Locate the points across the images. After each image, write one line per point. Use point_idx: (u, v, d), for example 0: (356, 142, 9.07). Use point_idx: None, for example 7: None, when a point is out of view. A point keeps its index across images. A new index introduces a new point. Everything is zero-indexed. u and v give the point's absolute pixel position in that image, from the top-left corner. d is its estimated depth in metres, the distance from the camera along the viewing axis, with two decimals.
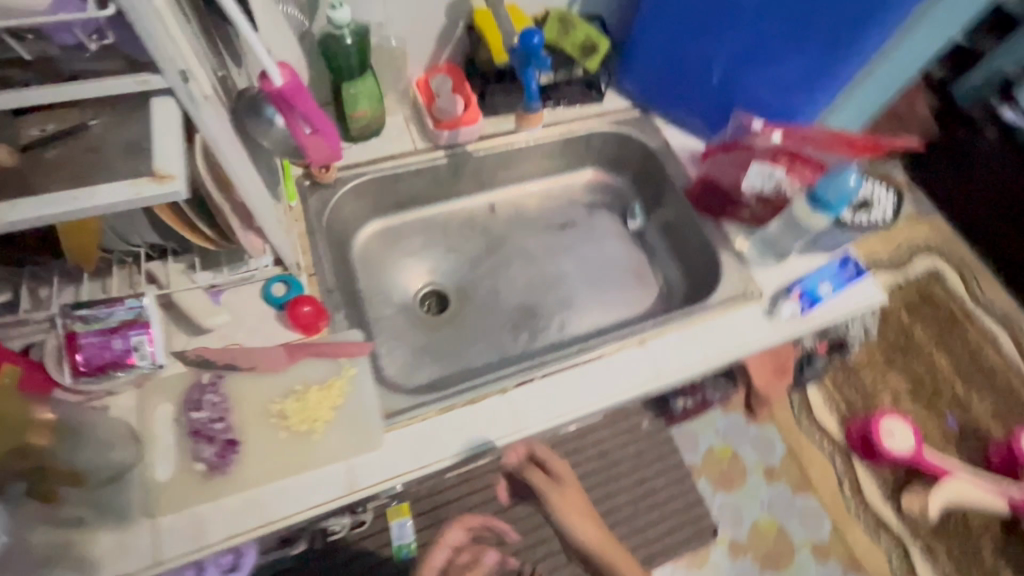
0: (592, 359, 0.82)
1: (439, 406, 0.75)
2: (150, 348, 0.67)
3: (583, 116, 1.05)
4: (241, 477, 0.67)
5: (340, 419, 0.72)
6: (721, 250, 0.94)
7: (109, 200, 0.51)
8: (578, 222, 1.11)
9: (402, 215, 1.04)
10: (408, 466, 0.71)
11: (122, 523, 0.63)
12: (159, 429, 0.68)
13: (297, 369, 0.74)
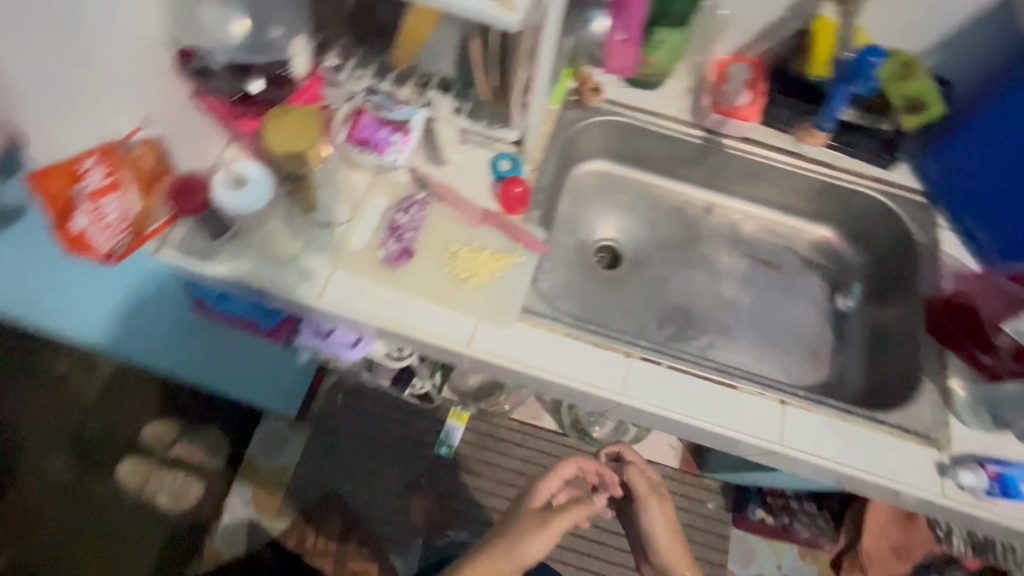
0: (723, 386, 0.78)
1: (571, 330, 0.79)
2: (401, 149, 0.81)
3: (861, 172, 0.94)
4: (402, 281, 0.79)
5: (490, 286, 0.80)
6: (927, 377, 0.81)
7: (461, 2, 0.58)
8: (784, 269, 1.03)
9: (630, 170, 1.06)
10: (517, 357, 0.77)
11: (315, 254, 0.79)
12: (365, 209, 0.82)
13: (480, 230, 0.83)
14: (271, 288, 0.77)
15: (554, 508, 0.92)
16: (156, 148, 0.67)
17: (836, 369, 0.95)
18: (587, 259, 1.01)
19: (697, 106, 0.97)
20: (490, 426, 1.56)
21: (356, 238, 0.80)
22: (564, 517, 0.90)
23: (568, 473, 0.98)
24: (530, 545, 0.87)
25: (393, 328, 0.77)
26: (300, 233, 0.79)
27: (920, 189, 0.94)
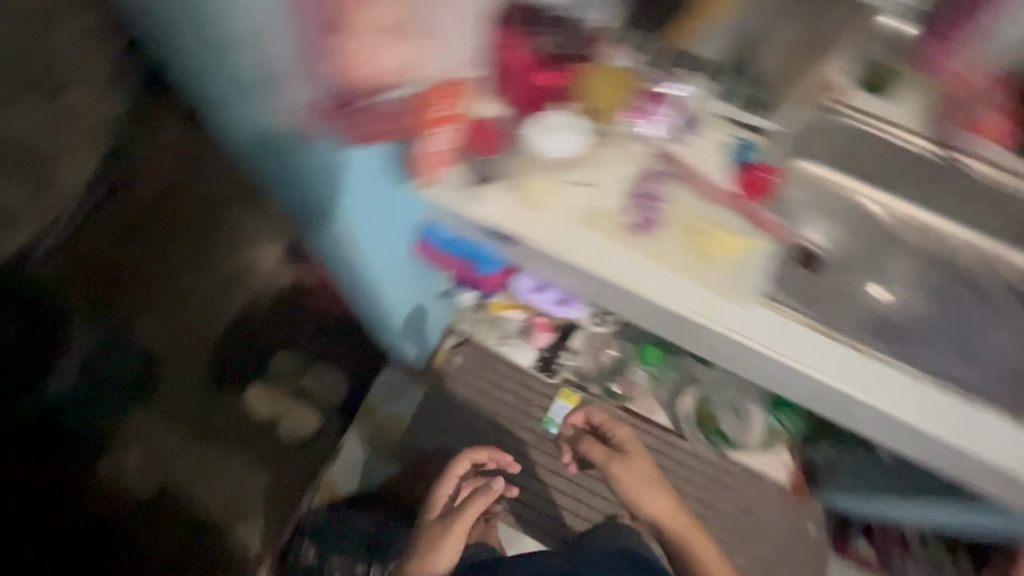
0: (946, 397, 0.79)
1: (802, 319, 0.81)
2: (662, 122, 0.85)
3: None
4: (644, 248, 0.82)
5: (735, 267, 0.82)
6: None
7: None
8: (989, 298, 1.00)
9: (841, 176, 1.03)
10: (751, 335, 0.80)
11: (569, 209, 0.82)
12: (614, 172, 0.84)
13: (723, 211, 0.85)
14: (528, 235, 0.81)
15: (457, 513, 1.27)
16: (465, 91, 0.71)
17: None
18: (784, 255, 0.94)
19: (940, 121, 0.93)
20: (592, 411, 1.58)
21: (606, 202, 0.83)
22: (463, 520, 1.25)
23: (459, 472, 1.39)
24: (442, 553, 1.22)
25: (627, 286, 0.81)
26: (558, 187, 0.82)
27: None
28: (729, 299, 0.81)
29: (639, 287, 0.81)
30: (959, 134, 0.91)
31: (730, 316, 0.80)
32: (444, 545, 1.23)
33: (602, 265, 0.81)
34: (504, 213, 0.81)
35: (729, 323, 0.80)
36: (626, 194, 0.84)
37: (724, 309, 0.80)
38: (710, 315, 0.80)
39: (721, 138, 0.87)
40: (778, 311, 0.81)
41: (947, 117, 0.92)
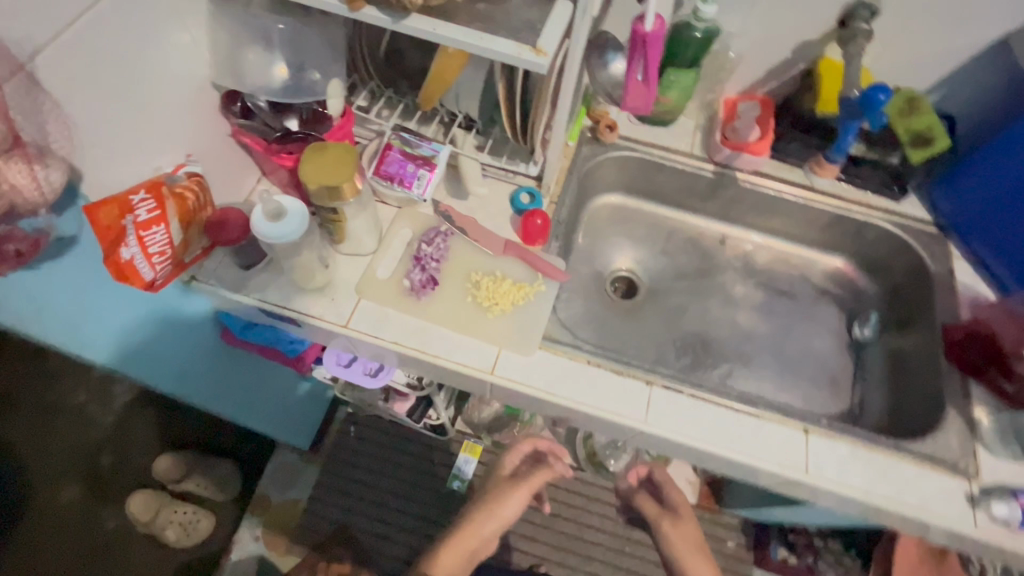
0: (745, 415, 0.78)
1: (592, 359, 0.79)
2: (427, 183, 0.84)
3: (870, 205, 0.97)
4: (423, 308, 0.81)
5: (515, 313, 0.81)
6: (953, 406, 0.80)
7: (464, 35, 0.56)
8: (801, 299, 1.04)
9: (642, 203, 1.09)
10: (542, 385, 0.77)
11: (345, 281, 0.82)
12: (394, 238, 0.86)
13: (504, 260, 0.86)
14: (302, 316, 0.79)
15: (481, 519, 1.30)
16: (201, 182, 0.71)
17: (858, 401, 0.94)
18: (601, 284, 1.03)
19: (710, 142, 1.01)
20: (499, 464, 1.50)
21: (384, 268, 0.83)
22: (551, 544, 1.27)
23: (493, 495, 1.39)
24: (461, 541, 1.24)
25: (404, 352, 0.79)
26: (331, 261, 0.82)
27: (933, 224, 0.95)
28: (511, 347, 0.79)
29: (417, 351, 0.78)
30: (729, 153, 0.97)
31: (513, 365, 0.79)
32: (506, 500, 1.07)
33: (379, 333, 0.79)
34: (276, 297, 0.79)
35: (512, 374, 0.78)
36: (405, 257, 0.85)
37: (506, 359, 0.79)
38: (491, 368, 0.78)
39: (497, 190, 0.91)
40: (562, 353, 0.80)
41: (713, 139, 0.99)
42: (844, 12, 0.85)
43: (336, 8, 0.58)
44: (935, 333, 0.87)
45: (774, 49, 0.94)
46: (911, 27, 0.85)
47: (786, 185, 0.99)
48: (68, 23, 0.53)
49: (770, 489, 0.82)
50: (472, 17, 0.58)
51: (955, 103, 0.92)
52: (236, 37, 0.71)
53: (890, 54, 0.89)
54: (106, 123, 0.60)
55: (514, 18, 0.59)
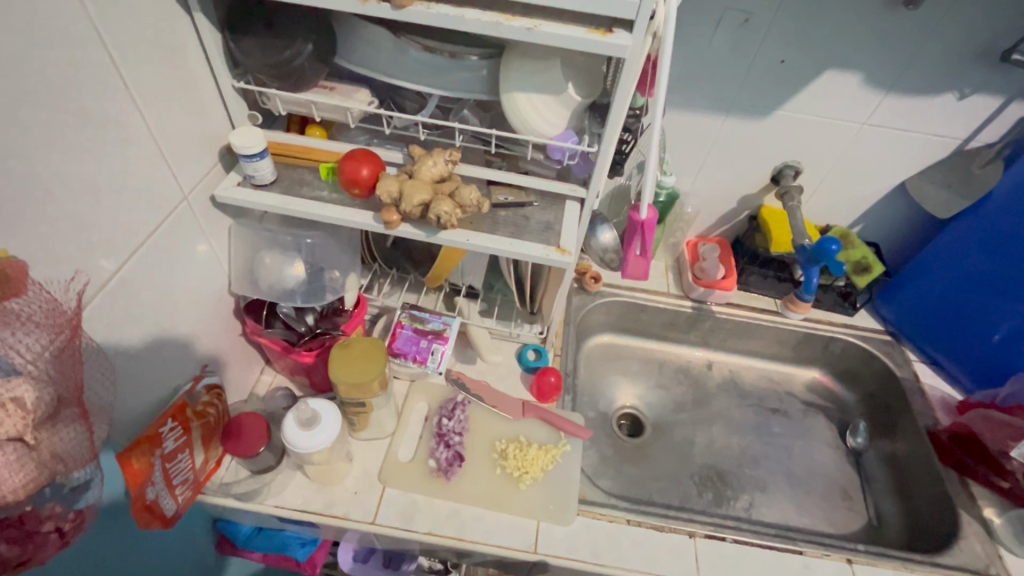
0: (789, 552, 0.78)
1: (631, 517, 0.78)
2: (441, 357, 0.85)
3: (831, 322, 1.09)
4: (453, 488, 0.78)
5: (547, 480, 0.80)
6: (962, 508, 0.85)
7: (492, 244, 0.62)
8: (792, 414, 1.10)
9: (630, 339, 1.16)
10: (587, 556, 0.74)
11: (367, 469, 0.78)
12: (412, 414, 0.86)
13: (522, 422, 0.87)
14: (324, 518, 0.73)
15: None
16: (219, 392, 0.69)
17: (873, 511, 0.97)
18: (610, 427, 1.05)
19: (682, 280, 1.11)
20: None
21: (405, 450, 0.81)
22: None
23: None
24: None
25: (440, 541, 0.74)
26: (350, 451, 0.79)
27: (884, 331, 1.08)
28: (551, 518, 0.77)
29: (453, 537, 0.74)
30: (703, 290, 1.08)
31: (556, 537, 0.75)
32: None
33: (412, 526, 0.74)
34: (293, 501, 0.74)
35: (554, 548, 0.74)
36: (428, 436, 0.83)
37: (546, 531, 0.76)
38: (533, 546, 0.74)
39: (505, 352, 0.93)
40: (603, 516, 0.78)
41: (686, 279, 1.10)
42: (774, 172, 1.02)
43: (374, 227, 0.64)
44: (920, 436, 0.95)
45: (722, 202, 1.09)
46: (828, 181, 1.03)
47: (755, 311, 1.10)
48: (112, 273, 0.54)
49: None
50: (497, 225, 0.65)
51: (874, 232, 1.10)
52: (256, 248, 0.75)
53: (816, 200, 1.07)
54: (136, 357, 0.59)
55: (533, 222, 0.66)
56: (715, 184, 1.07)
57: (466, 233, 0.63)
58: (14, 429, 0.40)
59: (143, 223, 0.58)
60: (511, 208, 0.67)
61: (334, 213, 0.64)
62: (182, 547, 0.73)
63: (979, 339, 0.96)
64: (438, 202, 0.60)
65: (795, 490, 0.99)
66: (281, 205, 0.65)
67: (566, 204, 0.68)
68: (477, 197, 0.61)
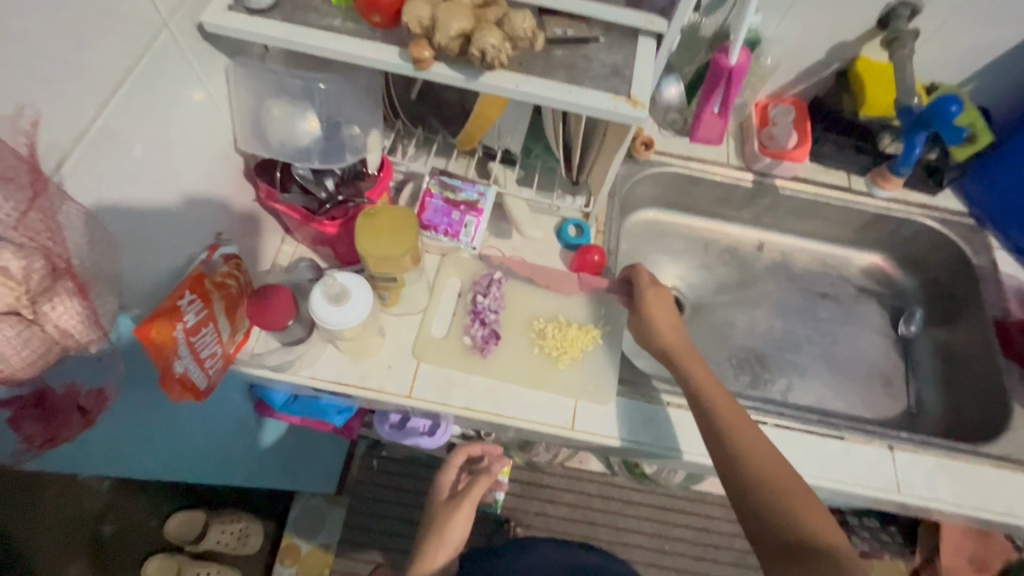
0: (829, 436, 0.76)
1: (670, 400, 0.76)
2: (475, 230, 0.78)
3: (909, 202, 0.96)
4: (489, 365, 0.76)
5: (586, 360, 0.77)
6: (1018, 402, 0.82)
7: (546, 93, 0.50)
8: (842, 300, 1.03)
9: (675, 215, 1.06)
10: (624, 435, 0.74)
11: (401, 344, 0.76)
12: (444, 289, 0.80)
13: (561, 299, 0.82)
14: (360, 389, 0.72)
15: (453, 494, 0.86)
16: (237, 265, 0.63)
17: (913, 399, 0.95)
18: None
19: (745, 149, 0.97)
20: (534, 474, 1.45)
21: (439, 327, 0.78)
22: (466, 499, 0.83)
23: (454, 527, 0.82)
24: (452, 529, 0.82)
25: (478, 416, 0.73)
26: (382, 327, 0.76)
27: (967, 212, 0.96)
28: (589, 398, 0.75)
29: (489, 413, 0.73)
30: (769, 162, 0.94)
31: (595, 416, 0.74)
32: (449, 523, 0.82)
33: (449, 402, 0.73)
34: (327, 372, 0.73)
35: (591, 426, 0.74)
36: (462, 313, 0.79)
37: (585, 410, 0.74)
38: (570, 424, 0.74)
39: (544, 227, 0.85)
40: (642, 397, 0.76)
41: (751, 147, 0.96)
42: (885, 12, 0.83)
43: (401, 68, 0.51)
44: (986, 327, 0.89)
45: (808, 52, 0.91)
46: (951, 25, 0.83)
47: (825, 188, 0.97)
48: (89, 119, 0.45)
49: (854, 504, 0.82)
50: (553, 67, 0.52)
51: (987, 94, 0.92)
52: (260, 96, 0.63)
53: (928, 52, 0.88)
54: (138, 223, 0.52)
55: (597, 64, 0.53)
56: (805, 29, 0.87)
57: (515, 78, 0.50)
58: (8, 302, 0.35)
59: (117, 55, 0.47)
60: (571, 45, 0.53)
61: (348, 47, 0.51)
62: (212, 418, 0.73)
63: None
64: (483, 31, 0.46)
65: (835, 374, 0.96)
66: (283, 37, 0.52)
67: (640, 41, 0.54)
68: (531, 27, 0.48)
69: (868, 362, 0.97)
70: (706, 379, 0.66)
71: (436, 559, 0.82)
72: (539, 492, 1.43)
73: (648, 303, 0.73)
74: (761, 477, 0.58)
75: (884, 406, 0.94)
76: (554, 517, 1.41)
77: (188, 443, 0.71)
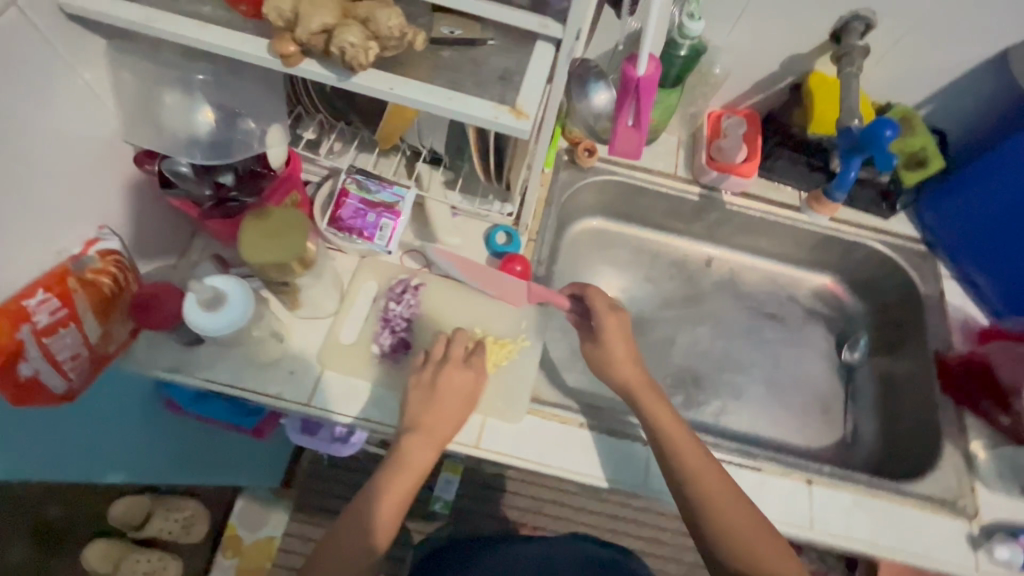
0: (746, 467, 0.73)
1: (584, 420, 0.73)
2: (391, 235, 0.75)
3: (860, 225, 0.93)
4: (397, 377, 0.72)
5: (500, 374, 0.74)
6: (949, 440, 0.78)
7: (422, 99, 0.46)
8: (788, 322, 1.00)
9: (622, 225, 1.02)
10: (532, 455, 0.71)
11: (306, 350, 0.72)
12: (360, 293, 0.77)
13: (483, 308, 0.79)
14: (257, 395, 0.69)
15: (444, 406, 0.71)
16: (118, 260, 0.60)
17: (850, 428, 0.92)
18: None
19: (694, 161, 0.94)
20: (481, 477, 1.42)
21: (350, 332, 0.74)
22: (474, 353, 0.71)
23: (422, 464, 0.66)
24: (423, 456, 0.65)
25: (380, 427, 0.70)
26: (287, 330, 0.72)
27: (920, 238, 0.92)
28: (498, 414, 0.72)
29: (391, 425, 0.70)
30: (715, 176, 0.90)
31: (503, 434, 0.72)
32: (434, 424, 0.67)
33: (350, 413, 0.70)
34: (224, 376, 0.69)
35: (497, 444, 0.71)
36: (375, 320, 0.76)
37: (492, 427, 0.72)
38: (476, 441, 0.71)
39: (471, 232, 0.82)
40: (555, 417, 0.73)
41: (699, 159, 0.92)
42: (837, 26, 0.78)
43: (267, 63, 0.47)
44: (926, 360, 0.86)
45: (760, 63, 0.87)
46: (905, 43, 0.79)
47: (774, 205, 0.93)
48: None
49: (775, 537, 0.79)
50: (435, 70, 0.48)
51: (946, 117, 0.88)
52: (149, 84, 0.60)
53: (884, 69, 0.84)
54: None
55: (485, 68, 0.49)
56: (755, 40, 0.83)
57: (390, 81, 0.47)
58: None
59: None
60: (459, 46, 0.50)
61: (212, 35, 0.47)
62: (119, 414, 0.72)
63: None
64: (343, 29, 0.43)
65: (772, 399, 0.93)
66: (143, 21, 0.48)
67: (536, 43, 0.50)
68: (400, 26, 0.44)
69: (807, 388, 0.94)
70: (663, 415, 0.69)
71: (381, 506, 0.64)
72: (485, 497, 1.40)
73: (608, 330, 0.74)
74: (723, 522, 0.63)
75: (821, 433, 0.91)
76: (499, 522, 1.39)
77: (103, 438, 0.71)
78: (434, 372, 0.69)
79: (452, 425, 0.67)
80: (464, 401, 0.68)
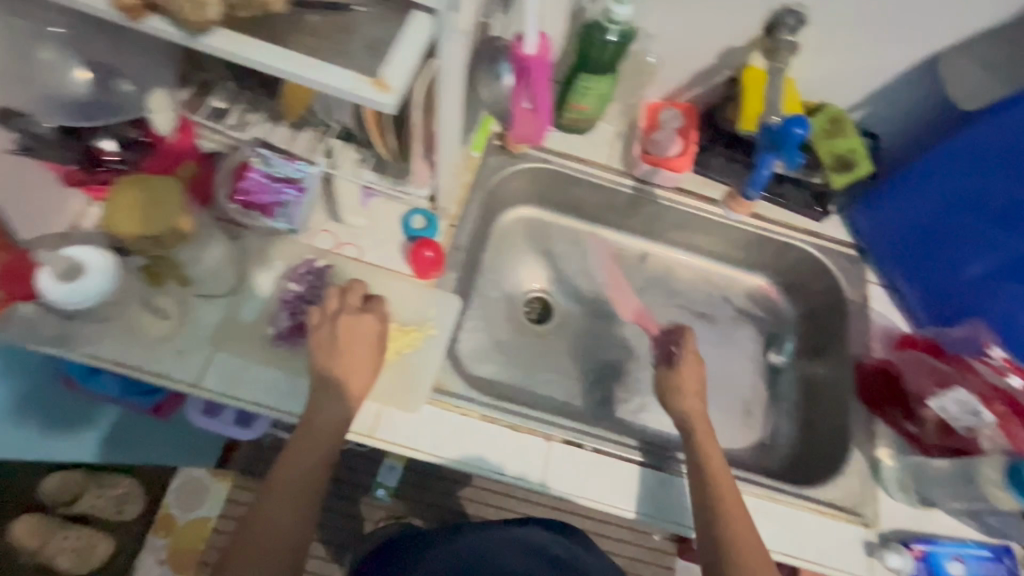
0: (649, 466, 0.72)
1: (486, 412, 0.72)
2: (295, 209, 0.73)
3: (793, 226, 0.91)
4: (293, 360, 0.70)
5: (402, 361, 0.72)
6: (857, 446, 0.78)
7: (276, 64, 0.43)
8: (719, 321, 0.99)
9: (556, 215, 1.00)
10: (428, 446, 0.69)
11: (197, 327, 0.69)
12: (261, 271, 0.74)
13: (393, 293, 0.76)
14: (139, 373, 0.66)
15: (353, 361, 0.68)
16: None
17: (769, 430, 0.91)
18: (511, 309, 0.94)
19: (628, 152, 0.91)
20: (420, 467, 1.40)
21: (247, 312, 0.71)
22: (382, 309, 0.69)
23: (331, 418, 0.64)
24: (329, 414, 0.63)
25: (270, 411, 0.68)
26: (178, 306, 0.69)
27: (851, 243, 0.91)
28: (397, 402, 0.70)
29: (282, 409, 0.67)
30: (647, 169, 0.88)
31: (400, 423, 0.69)
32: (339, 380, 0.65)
33: (239, 395, 0.67)
34: (106, 350, 0.66)
35: (393, 433, 0.69)
36: (275, 300, 0.72)
37: (389, 416, 0.69)
38: (371, 430, 0.68)
39: (385, 215, 0.79)
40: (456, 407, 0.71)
41: (633, 150, 0.90)
42: (770, 18, 0.76)
43: (106, 15, 0.43)
44: (845, 365, 0.85)
45: (695, 55, 0.85)
46: (837, 42, 0.78)
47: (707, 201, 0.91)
48: None
49: None
50: (299, 34, 0.45)
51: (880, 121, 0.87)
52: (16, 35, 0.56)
53: (817, 67, 0.82)
54: None
55: (356, 37, 0.46)
56: (688, 31, 0.81)
57: (243, 42, 0.44)
58: None
59: None
60: (330, 12, 0.47)
61: None
62: None
63: (951, 268, 0.81)
64: None
65: None
66: None
67: (411, 13, 0.47)
68: None
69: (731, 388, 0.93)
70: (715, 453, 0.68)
71: (290, 480, 0.62)
72: (422, 486, 1.38)
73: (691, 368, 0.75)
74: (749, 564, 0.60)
75: (740, 434, 0.90)
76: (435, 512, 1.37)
77: None
78: (332, 324, 0.66)
79: (368, 376, 0.66)
80: (370, 365, 0.66)
